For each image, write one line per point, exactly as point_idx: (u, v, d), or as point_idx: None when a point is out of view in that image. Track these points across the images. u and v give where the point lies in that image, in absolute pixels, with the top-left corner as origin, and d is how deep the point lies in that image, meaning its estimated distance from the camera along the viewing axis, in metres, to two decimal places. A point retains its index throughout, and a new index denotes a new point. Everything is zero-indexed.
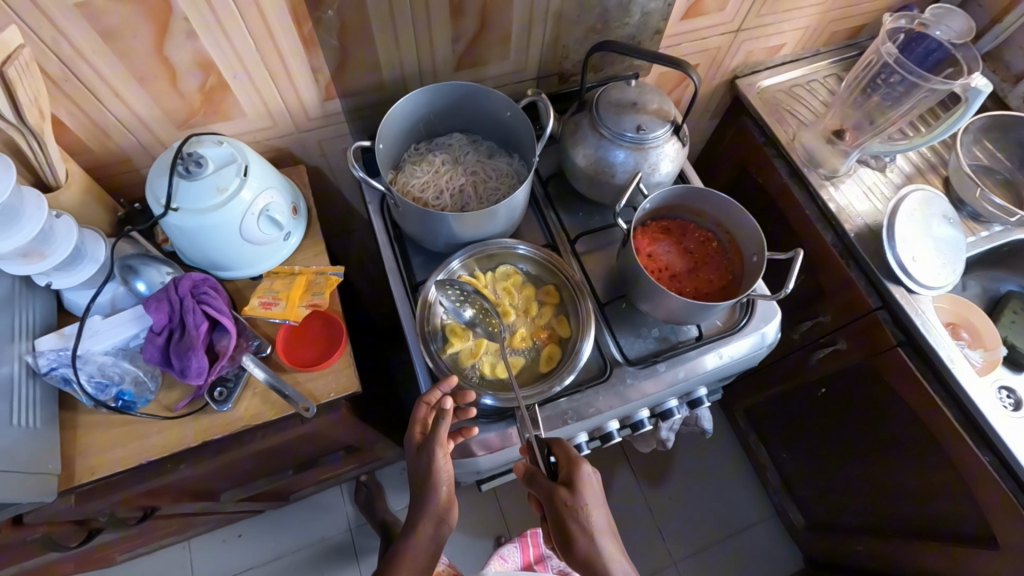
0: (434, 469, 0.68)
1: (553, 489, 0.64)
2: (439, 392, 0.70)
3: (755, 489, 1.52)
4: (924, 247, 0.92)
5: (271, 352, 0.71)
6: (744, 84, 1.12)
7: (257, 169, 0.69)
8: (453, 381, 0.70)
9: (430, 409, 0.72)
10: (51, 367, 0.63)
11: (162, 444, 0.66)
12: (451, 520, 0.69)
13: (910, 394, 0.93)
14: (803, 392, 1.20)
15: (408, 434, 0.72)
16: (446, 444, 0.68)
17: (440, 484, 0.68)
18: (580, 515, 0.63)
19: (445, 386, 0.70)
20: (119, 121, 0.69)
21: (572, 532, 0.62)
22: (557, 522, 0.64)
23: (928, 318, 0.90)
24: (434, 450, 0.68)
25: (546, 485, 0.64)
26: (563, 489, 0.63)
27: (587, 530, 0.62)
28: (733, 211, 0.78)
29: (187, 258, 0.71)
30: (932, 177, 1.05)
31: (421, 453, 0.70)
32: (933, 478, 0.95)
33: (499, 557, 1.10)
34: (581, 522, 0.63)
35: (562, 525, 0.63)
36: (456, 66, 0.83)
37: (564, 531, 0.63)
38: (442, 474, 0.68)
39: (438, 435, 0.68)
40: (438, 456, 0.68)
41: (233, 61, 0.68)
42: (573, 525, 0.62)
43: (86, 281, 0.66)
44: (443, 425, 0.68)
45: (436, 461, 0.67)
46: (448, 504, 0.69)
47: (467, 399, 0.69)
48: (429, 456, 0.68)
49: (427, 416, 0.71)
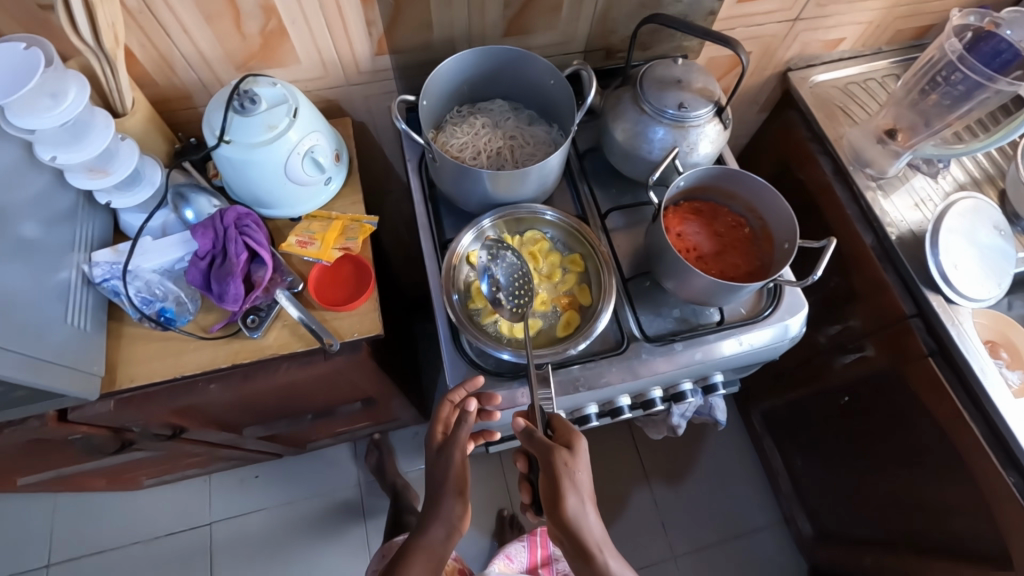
0: (450, 470, 0.73)
1: (552, 447, 0.65)
2: (462, 392, 0.73)
3: (765, 496, 1.49)
4: (969, 257, 0.89)
5: (303, 289, 0.75)
6: (797, 77, 1.09)
7: (306, 113, 0.72)
8: (477, 382, 0.73)
9: (453, 408, 0.76)
10: (103, 278, 0.68)
11: (194, 361, 0.70)
12: (461, 527, 0.73)
13: (938, 408, 0.90)
14: (826, 399, 1.17)
15: (429, 433, 0.77)
16: (466, 446, 0.74)
17: (453, 488, 0.73)
18: (573, 477, 0.65)
19: (470, 386, 0.73)
20: (184, 57, 0.74)
21: (562, 492, 0.64)
22: (548, 481, 0.66)
23: (964, 330, 0.87)
24: (452, 452, 0.74)
25: (546, 442, 0.66)
26: (562, 449, 0.65)
27: (578, 492, 0.64)
28: (769, 197, 0.77)
29: (234, 193, 0.75)
30: (987, 187, 1.00)
31: (440, 453, 0.76)
32: (951, 497, 0.92)
33: (504, 556, 1.11)
34: (574, 482, 0.65)
35: (555, 483, 0.65)
36: (505, 32, 0.84)
37: (554, 490, 0.65)
38: (456, 476, 0.73)
39: (459, 437, 0.74)
40: (457, 457, 0.74)
41: (293, 7, 0.71)
42: (566, 485, 0.64)
43: (142, 204, 0.71)
44: (464, 427, 0.73)
45: (455, 463, 0.73)
46: (462, 511, 0.73)
47: (492, 401, 0.73)
48: (449, 458, 0.74)
49: (450, 414, 0.76)
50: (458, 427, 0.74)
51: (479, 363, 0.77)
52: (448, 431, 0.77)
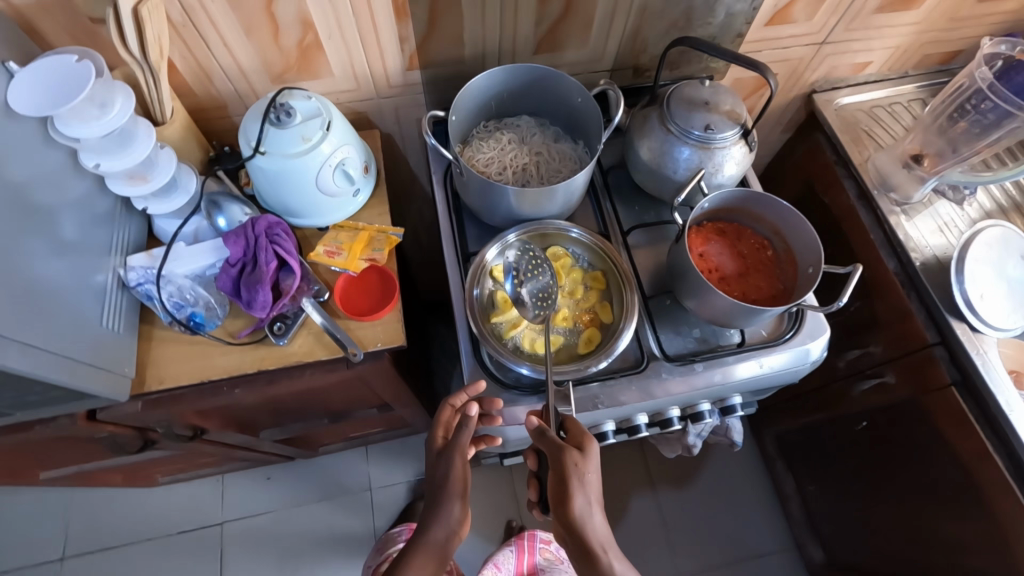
0: (450, 475, 0.72)
1: (564, 447, 0.66)
2: (465, 396, 0.75)
3: (776, 517, 1.47)
4: (993, 286, 0.89)
5: (328, 298, 0.76)
6: (822, 100, 1.09)
7: (338, 126, 0.73)
8: (480, 386, 0.75)
9: (454, 412, 0.78)
10: (138, 282, 0.70)
11: (220, 365, 0.72)
12: (461, 531, 0.71)
13: (960, 438, 0.89)
14: (843, 423, 1.16)
15: (430, 436, 0.77)
16: (466, 449, 0.73)
17: (454, 493, 0.71)
18: (582, 478, 0.65)
19: (471, 390, 0.75)
20: (223, 68, 0.76)
21: (570, 491, 0.64)
22: (557, 480, 0.66)
23: (989, 359, 0.87)
24: (453, 456, 0.73)
25: (558, 441, 0.67)
26: (574, 449, 0.66)
27: (585, 492, 0.65)
28: (795, 221, 0.77)
29: (265, 201, 0.77)
30: (1013, 215, 0.99)
31: (440, 456, 0.75)
32: (972, 528, 0.90)
33: (493, 564, 1.12)
34: (582, 483, 0.65)
35: (563, 482, 0.65)
36: (535, 50, 0.85)
37: (562, 489, 0.65)
38: (456, 481, 0.72)
39: (459, 441, 0.73)
40: (458, 460, 0.73)
41: (330, 23, 0.73)
42: (574, 485, 0.65)
43: (177, 210, 0.73)
44: (465, 429, 0.73)
45: (456, 466, 0.72)
46: (463, 516, 0.71)
47: (495, 406, 0.74)
48: (449, 462, 0.73)
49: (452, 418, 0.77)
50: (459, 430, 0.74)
51: (496, 376, 0.77)
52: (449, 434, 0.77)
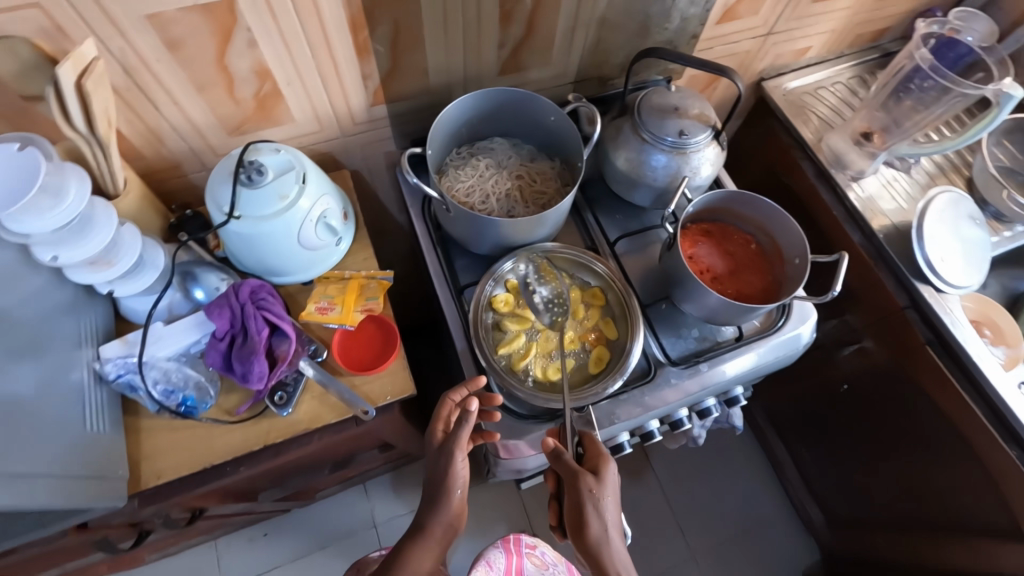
0: (451, 472, 0.69)
1: (579, 473, 0.65)
2: (465, 391, 0.72)
3: (772, 483, 1.54)
4: (951, 248, 0.95)
5: (327, 356, 0.72)
6: (770, 86, 1.13)
7: (313, 177, 0.69)
8: (480, 381, 0.72)
9: (455, 406, 0.73)
10: (117, 375, 0.64)
11: (222, 447, 0.67)
12: (457, 525, 0.72)
13: (939, 392, 0.95)
14: (827, 388, 1.22)
15: (429, 431, 0.72)
16: (466, 447, 0.70)
17: (454, 489, 0.70)
18: (598, 503, 0.65)
19: (471, 386, 0.72)
20: (174, 128, 0.70)
21: (586, 517, 0.65)
22: (574, 504, 0.66)
23: (956, 316, 0.93)
24: (454, 453, 0.69)
25: (574, 466, 0.66)
26: (589, 475, 0.65)
27: (602, 518, 0.65)
28: (777, 215, 0.80)
29: (242, 264, 0.72)
30: (955, 177, 1.07)
31: (439, 454, 0.71)
32: (959, 472, 0.97)
33: (483, 563, 0.98)
34: (599, 509, 0.65)
35: (579, 507, 0.65)
36: (500, 71, 0.83)
37: (579, 513, 0.65)
38: (458, 478, 0.70)
39: (458, 437, 0.69)
40: (457, 460, 0.69)
41: (288, 69, 0.69)
42: (590, 511, 0.65)
43: (147, 288, 0.67)
44: (465, 427, 0.69)
45: (455, 465, 0.69)
46: (458, 513, 0.71)
47: (493, 403, 0.72)
48: (448, 460, 0.70)
49: (451, 413, 0.73)
50: (459, 427, 0.70)
51: (509, 407, 0.77)
52: (450, 430, 0.72)
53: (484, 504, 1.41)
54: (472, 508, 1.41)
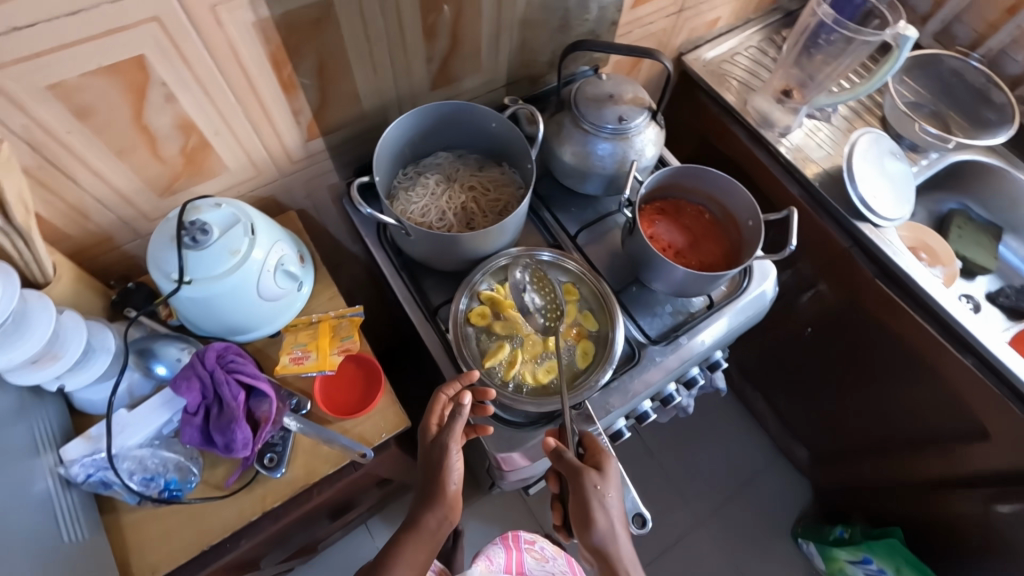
0: (446, 465, 0.69)
1: (582, 469, 0.66)
2: (458, 385, 0.70)
3: (758, 434, 1.61)
4: (880, 185, 1.01)
5: (311, 407, 0.69)
6: (690, 59, 1.17)
7: (262, 225, 0.66)
8: (474, 376, 0.71)
9: (448, 404, 0.72)
10: (87, 475, 0.59)
11: (216, 525, 0.63)
12: (453, 517, 0.71)
13: (894, 319, 1.01)
14: (792, 335, 1.28)
15: (422, 427, 0.72)
16: (460, 439, 0.69)
17: (450, 481, 0.70)
18: (603, 499, 0.66)
19: (465, 379, 0.71)
20: (98, 200, 0.65)
21: (592, 514, 0.65)
22: (579, 503, 0.66)
23: (896, 245, 0.99)
24: (449, 445, 0.69)
25: (577, 464, 0.67)
26: (593, 471, 0.66)
27: (608, 513, 0.66)
28: (725, 184, 0.83)
29: (202, 329, 0.68)
30: (870, 118, 1.14)
31: (433, 448, 0.71)
32: (924, 389, 1.04)
33: (484, 558, 0.98)
34: (604, 504, 0.66)
35: (585, 504, 0.66)
36: (432, 86, 0.82)
37: (585, 512, 0.66)
38: (453, 470, 0.70)
39: (454, 429, 0.69)
40: (451, 453, 0.69)
41: (213, 118, 0.65)
42: (595, 507, 0.65)
43: (101, 375, 0.62)
44: (459, 419, 0.69)
45: (449, 458, 0.69)
46: (453, 504, 0.71)
47: (487, 395, 0.71)
48: (442, 452, 0.70)
49: (444, 409, 0.71)
50: (454, 420, 0.69)
51: (504, 418, 0.76)
52: (444, 424, 0.72)
53: (490, 516, 1.40)
54: (480, 522, 1.39)
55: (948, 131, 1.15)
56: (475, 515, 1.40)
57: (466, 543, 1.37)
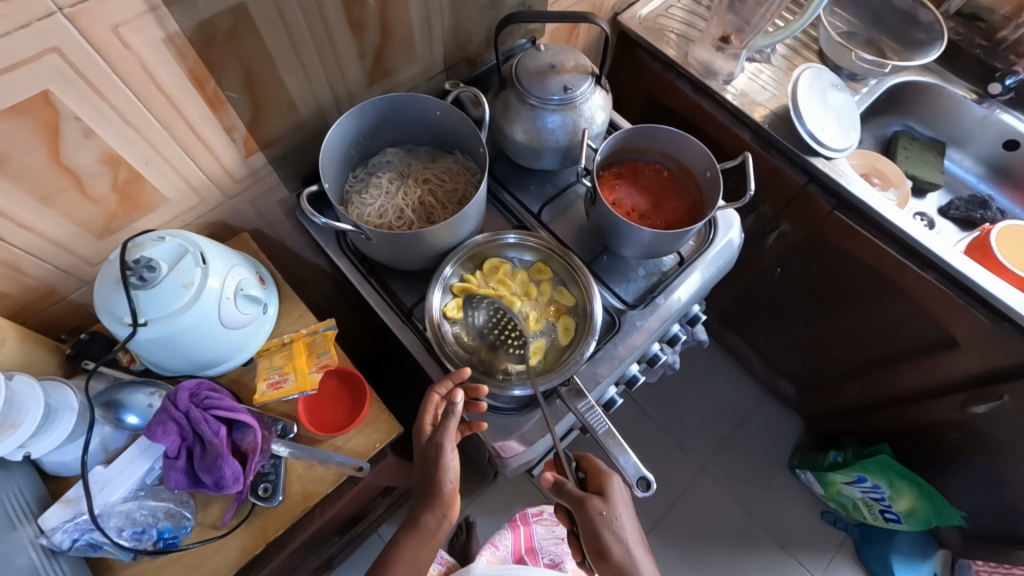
0: (442, 464, 0.67)
1: (586, 499, 0.67)
2: (451, 383, 0.69)
3: (744, 377, 1.65)
4: (827, 118, 1.03)
5: (298, 430, 0.67)
6: (626, 19, 1.16)
7: (213, 252, 0.63)
8: (464, 373, 0.69)
9: (441, 402, 0.71)
10: (72, 539, 0.56)
11: (221, 566, 0.61)
12: (452, 514, 0.70)
13: (857, 246, 1.04)
14: (764, 277, 1.31)
15: (417, 428, 0.71)
16: (454, 436, 0.68)
17: (446, 481, 0.68)
18: (611, 525, 0.66)
19: (457, 377, 0.70)
20: (31, 253, 0.61)
21: (605, 543, 0.65)
22: (589, 533, 0.66)
23: (850, 176, 1.00)
24: (443, 444, 0.67)
25: (579, 494, 0.67)
26: (596, 498, 0.67)
27: (621, 540, 0.65)
28: (678, 139, 0.82)
29: (168, 369, 0.65)
30: (809, 54, 1.15)
31: (428, 448, 0.69)
32: (893, 309, 1.08)
33: (490, 545, 1.00)
34: (615, 531, 0.65)
35: (596, 534, 0.66)
36: (368, 81, 0.79)
37: (597, 542, 0.66)
38: (449, 470, 0.68)
39: (447, 428, 0.67)
40: (447, 451, 0.67)
41: (140, 147, 0.61)
42: (606, 535, 0.65)
43: (69, 435, 0.59)
44: (452, 416, 0.67)
45: (445, 456, 0.67)
46: (451, 502, 0.69)
47: (480, 392, 0.70)
48: (437, 451, 0.68)
49: (438, 409, 0.70)
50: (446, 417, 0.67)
51: (495, 406, 0.75)
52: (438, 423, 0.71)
53: (499, 502, 1.41)
54: (490, 510, 1.40)
55: (883, 56, 1.17)
56: (484, 504, 1.40)
57: (480, 532, 1.38)
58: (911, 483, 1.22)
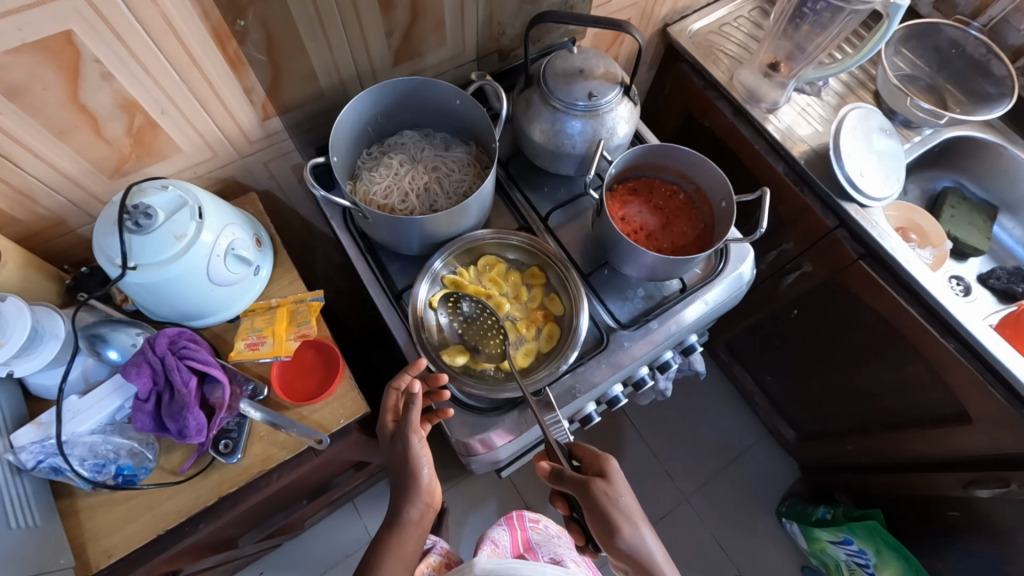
0: (412, 455, 0.68)
1: (588, 480, 0.66)
2: (408, 375, 0.70)
3: (746, 415, 1.60)
4: (868, 162, 0.97)
5: (269, 393, 0.69)
6: (676, 31, 1.12)
7: (211, 208, 0.65)
8: (420, 363, 0.70)
9: (401, 395, 0.72)
10: (37, 461, 0.59)
11: (175, 510, 0.63)
12: (434, 504, 0.71)
13: (878, 303, 0.98)
14: (778, 317, 1.25)
15: (379, 423, 0.72)
16: (419, 429, 0.68)
17: (421, 468, 0.69)
18: (617, 505, 0.65)
19: (414, 368, 0.70)
20: (44, 183, 0.63)
21: (614, 523, 0.64)
22: (594, 516, 0.65)
23: (882, 228, 0.95)
24: (408, 437, 0.68)
25: (580, 477, 0.66)
26: (598, 480, 0.66)
27: (628, 517, 0.65)
28: (697, 162, 0.80)
29: (155, 315, 0.68)
30: (863, 93, 1.09)
31: (395, 441, 0.70)
32: (905, 371, 1.02)
33: (489, 542, 0.85)
34: (621, 509, 0.65)
35: (603, 515, 0.65)
36: (394, 61, 0.79)
37: (606, 523, 0.65)
38: (421, 458, 0.69)
39: (410, 421, 0.68)
40: (414, 443, 0.68)
41: (157, 95, 0.63)
42: (613, 513, 0.65)
43: (52, 360, 0.62)
44: (413, 410, 0.68)
45: (413, 448, 0.68)
46: (432, 492, 0.70)
47: (439, 381, 0.69)
48: (405, 444, 0.68)
49: (398, 402, 0.71)
50: (408, 411, 0.68)
51: (467, 405, 0.74)
52: (400, 417, 0.72)
53: (476, 496, 1.41)
54: (465, 499, 1.41)
55: (945, 105, 1.11)
56: (460, 493, 1.41)
57: (452, 520, 1.38)
58: (899, 554, 1.17)
